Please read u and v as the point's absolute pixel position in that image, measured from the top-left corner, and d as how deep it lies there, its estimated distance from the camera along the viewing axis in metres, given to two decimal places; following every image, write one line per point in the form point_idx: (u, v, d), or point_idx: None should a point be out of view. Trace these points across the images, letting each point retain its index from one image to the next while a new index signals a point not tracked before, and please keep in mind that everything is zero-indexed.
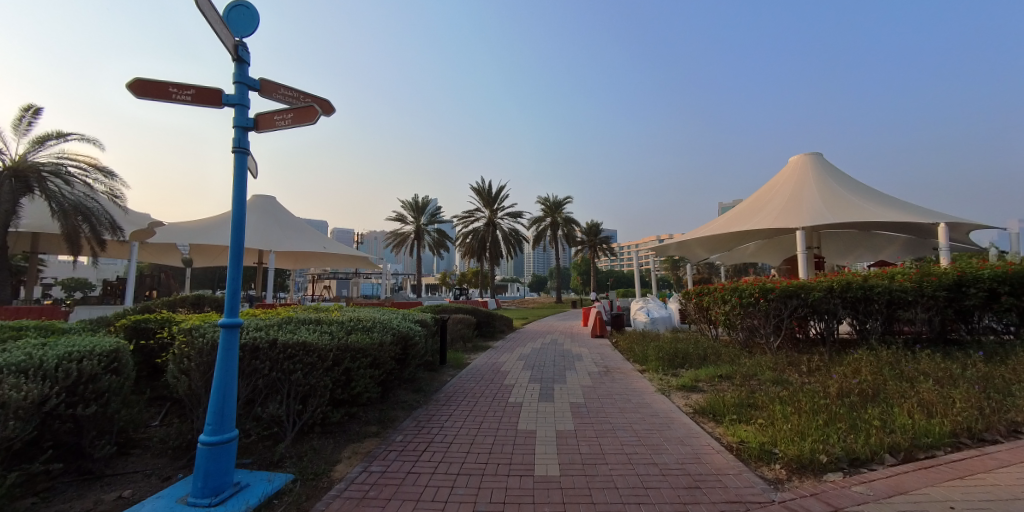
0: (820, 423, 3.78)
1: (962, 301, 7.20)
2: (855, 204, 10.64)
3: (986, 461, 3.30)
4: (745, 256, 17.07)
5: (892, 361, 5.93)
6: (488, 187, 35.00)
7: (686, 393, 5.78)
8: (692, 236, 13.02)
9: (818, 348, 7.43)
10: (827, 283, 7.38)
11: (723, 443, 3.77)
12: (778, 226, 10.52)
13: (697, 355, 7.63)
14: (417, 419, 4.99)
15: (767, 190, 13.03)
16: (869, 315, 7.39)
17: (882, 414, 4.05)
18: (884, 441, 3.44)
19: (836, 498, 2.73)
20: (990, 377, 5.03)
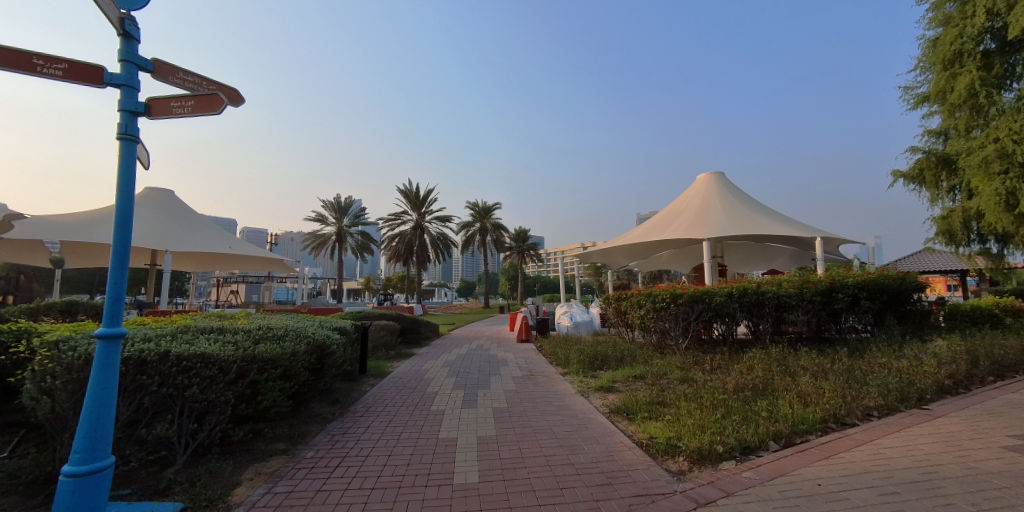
0: (718, 416, 4.14)
1: (833, 305, 8.34)
2: (751, 218, 11.90)
3: (847, 442, 3.84)
4: (659, 263, 18.37)
5: (779, 358, 6.69)
6: (416, 190, 34.26)
7: (604, 394, 6.04)
8: (613, 244, 13.72)
9: (720, 347, 8.16)
10: (728, 289, 8.16)
11: (635, 440, 3.99)
12: (688, 236, 11.45)
13: (615, 357, 8.05)
14: (331, 433, 4.68)
15: (678, 204, 14.16)
16: (761, 317, 8.27)
17: (769, 405, 4.54)
18: (770, 429, 3.85)
19: (729, 484, 2.99)
20: (852, 369, 5.88)
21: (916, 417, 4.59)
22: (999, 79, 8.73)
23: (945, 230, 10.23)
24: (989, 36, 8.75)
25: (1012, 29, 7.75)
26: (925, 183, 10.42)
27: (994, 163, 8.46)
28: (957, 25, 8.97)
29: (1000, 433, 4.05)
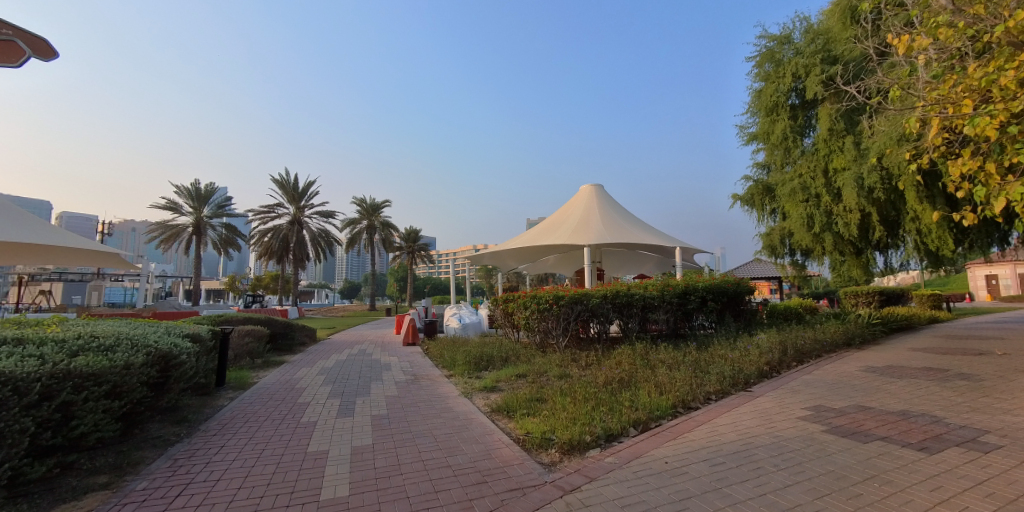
0: (588, 408, 4.51)
1: (687, 306, 9.65)
2: (625, 228, 13.22)
3: (690, 423, 4.47)
4: (546, 267, 19.41)
5: (643, 353, 7.51)
6: (295, 181, 31.30)
7: (487, 394, 6.15)
8: (504, 247, 14.09)
9: (595, 345, 8.88)
10: (603, 291, 8.94)
11: (513, 437, 4.14)
12: (571, 243, 12.29)
13: (500, 357, 8.29)
14: (173, 458, 3.98)
15: (564, 211, 15.11)
16: (630, 316, 9.22)
17: (631, 395, 5.07)
18: (630, 417, 4.30)
19: (593, 470, 3.26)
20: (698, 360, 6.88)
21: (741, 398, 5.53)
22: (802, 128, 10.99)
23: (766, 244, 12.58)
24: (794, 94, 10.87)
25: (810, 90, 9.84)
26: (754, 205, 12.68)
27: (799, 193, 10.65)
28: (773, 83, 10.93)
29: (796, 407, 5.10)
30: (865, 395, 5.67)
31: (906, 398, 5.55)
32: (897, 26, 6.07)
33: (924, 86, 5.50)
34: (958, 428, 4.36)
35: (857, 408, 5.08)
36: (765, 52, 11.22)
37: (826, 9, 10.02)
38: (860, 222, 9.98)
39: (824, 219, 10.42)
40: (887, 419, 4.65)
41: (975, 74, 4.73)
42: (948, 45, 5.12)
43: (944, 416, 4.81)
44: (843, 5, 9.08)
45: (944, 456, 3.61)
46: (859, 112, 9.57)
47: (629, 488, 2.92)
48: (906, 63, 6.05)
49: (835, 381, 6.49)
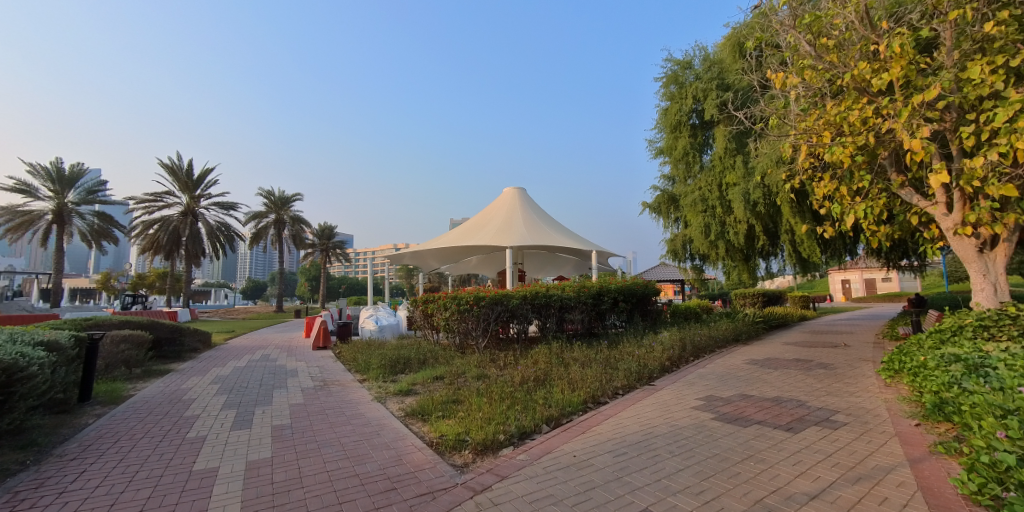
0: (503, 407, 4.59)
1: (600, 306, 10.24)
2: (546, 231, 13.65)
3: (598, 417, 4.75)
4: (468, 267, 19.40)
5: (559, 352, 7.81)
6: (188, 167, 27.93)
7: (402, 398, 5.99)
8: (426, 247, 13.82)
9: (513, 345, 9.06)
10: (523, 292, 9.15)
11: (426, 440, 4.09)
12: (493, 244, 12.41)
13: (418, 360, 8.13)
14: (13, 490, 3.34)
15: (487, 212, 15.22)
16: (547, 317, 9.54)
17: (545, 393, 5.25)
18: (544, 414, 4.47)
19: (504, 468, 3.32)
20: (609, 357, 7.32)
21: (644, 392, 6.00)
22: (701, 146, 12.19)
23: (670, 249, 13.75)
24: (695, 114, 12.00)
25: (708, 111, 10.96)
26: (661, 213, 13.79)
27: (699, 204, 11.80)
28: (678, 103, 11.96)
29: (691, 398, 5.64)
30: (747, 384, 6.45)
31: (778, 385, 6.41)
32: (774, 63, 7.00)
33: (795, 118, 6.41)
34: (816, 410, 5.13)
35: (741, 396, 5.76)
36: (670, 74, 12.25)
37: (720, 41, 11.24)
38: (747, 232, 11.31)
39: (718, 228, 11.65)
40: (763, 405, 5.33)
41: (832, 111, 5.63)
42: (812, 85, 6.02)
43: (807, 400, 5.63)
44: (734, 40, 10.26)
45: (805, 434, 4.23)
46: (746, 135, 10.85)
47: (538, 483, 3.03)
48: (781, 96, 7.00)
49: (724, 373, 7.29)
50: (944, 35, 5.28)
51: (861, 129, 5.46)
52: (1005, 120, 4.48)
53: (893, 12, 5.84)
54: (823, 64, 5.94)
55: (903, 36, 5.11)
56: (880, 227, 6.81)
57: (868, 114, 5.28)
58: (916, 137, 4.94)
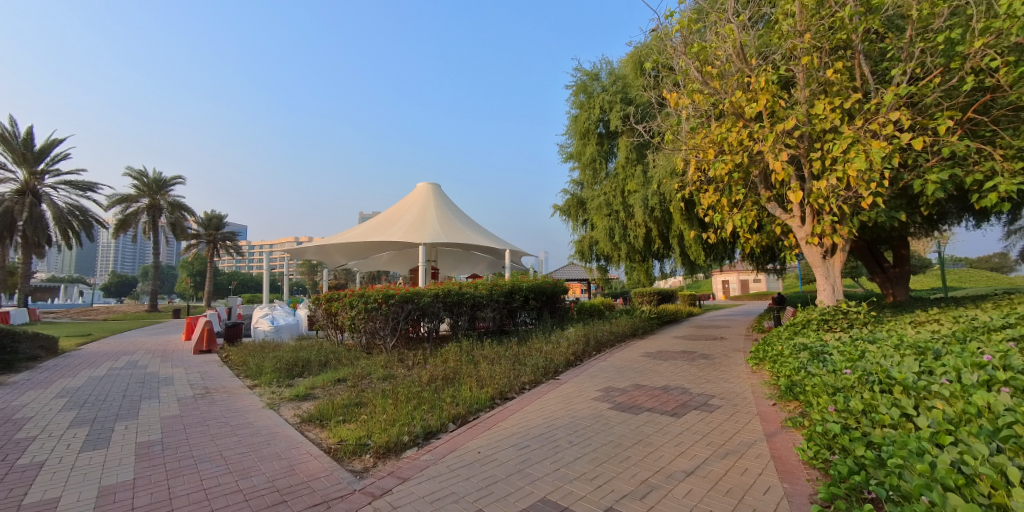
0: (409, 407, 4.50)
1: (512, 303, 10.52)
2: (461, 228, 13.60)
3: (504, 413, 4.88)
4: (379, 264, 18.64)
5: (469, 349, 7.85)
6: (28, 137, 23.11)
7: (299, 403, 5.59)
8: (332, 241, 12.98)
9: (423, 344, 8.91)
10: (434, 290, 9.02)
11: (323, 447, 3.86)
12: (405, 240, 12.06)
13: (319, 362, 7.62)
14: None
15: (400, 207, 14.74)
16: (459, 315, 9.53)
17: (454, 391, 5.26)
18: (451, 412, 4.48)
19: (406, 470, 3.27)
20: (517, 354, 7.53)
21: (549, 385, 6.29)
22: (606, 154, 13.06)
23: (578, 250, 14.52)
24: (601, 124, 12.81)
25: (613, 122, 11.77)
26: (570, 216, 14.51)
27: (604, 208, 12.63)
28: (587, 111, 12.65)
29: (591, 390, 6.04)
30: (640, 375, 7.07)
31: (666, 375, 7.13)
32: (668, 84, 7.74)
33: (685, 135, 7.16)
34: (695, 396, 5.79)
35: (635, 386, 6.30)
36: (579, 84, 12.91)
37: (624, 58, 12.14)
38: (645, 236, 12.36)
39: (620, 231, 12.58)
40: (654, 393, 5.88)
41: (715, 131, 6.38)
42: (699, 107, 6.78)
43: (689, 387, 6.33)
44: (636, 58, 11.13)
45: (686, 418, 4.75)
46: (645, 147, 11.85)
47: (441, 482, 3.03)
48: (674, 115, 7.76)
49: (621, 366, 7.91)
50: (798, 76, 6.26)
51: (738, 149, 6.26)
52: (841, 151, 5.44)
53: (762, 51, 6.79)
54: (708, 89, 6.70)
55: (768, 73, 5.97)
56: (751, 235, 7.87)
57: (743, 137, 6.08)
58: (778, 159, 5.79)
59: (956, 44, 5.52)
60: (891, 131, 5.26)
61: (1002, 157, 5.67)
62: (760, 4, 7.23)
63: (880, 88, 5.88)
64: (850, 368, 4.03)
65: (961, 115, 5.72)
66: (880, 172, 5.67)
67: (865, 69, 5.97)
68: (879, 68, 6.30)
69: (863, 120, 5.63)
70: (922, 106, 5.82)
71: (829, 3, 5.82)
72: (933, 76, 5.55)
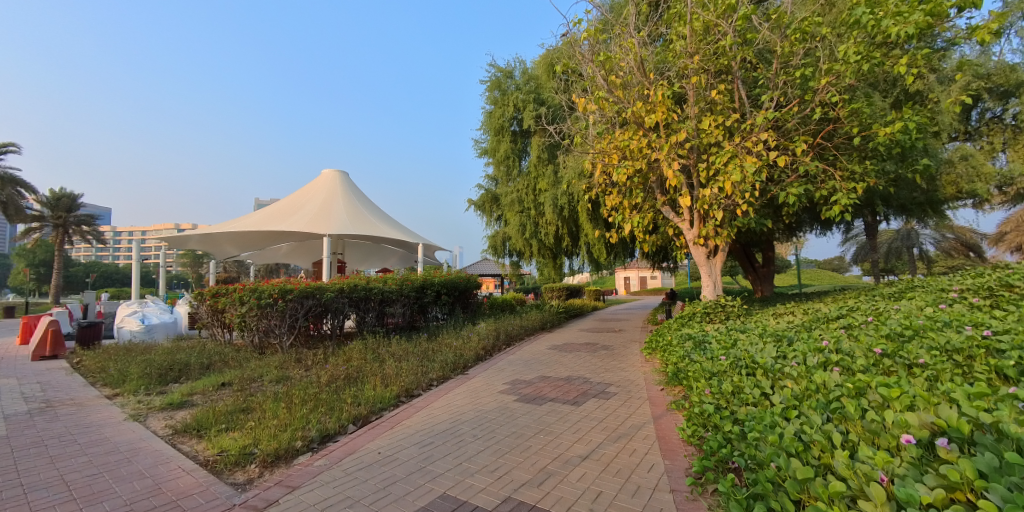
0: (304, 410, 4.19)
1: (423, 299, 10.35)
2: (370, 220, 12.95)
3: (409, 410, 4.77)
4: (277, 255, 17.07)
5: (375, 347, 7.53)
6: None
7: (172, 413, 4.91)
8: (219, 229, 11.59)
9: (325, 342, 8.35)
10: (339, 285, 8.47)
11: (199, 460, 3.44)
12: (307, 231, 11.18)
13: (199, 365, 6.77)
14: None
15: (302, 195, 13.62)
16: (366, 311, 9.10)
17: (355, 391, 5.01)
18: (351, 413, 4.27)
19: (296, 478, 3.04)
20: (426, 350, 7.39)
21: (458, 381, 6.28)
22: (520, 152, 13.34)
23: (491, 245, 14.67)
24: (515, 122, 13.05)
25: (526, 121, 12.05)
26: (484, 211, 14.60)
27: (517, 204, 12.95)
28: (501, 108, 12.80)
29: (498, 383, 6.14)
30: (546, 367, 7.36)
31: (570, 366, 7.51)
32: (577, 89, 8.12)
33: (593, 139, 7.57)
34: (595, 384, 6.19)
35: (540, 378, 6.54)
36: (494, 80, 13.01)
37: (537, 59, 12.48)
38: (555, 233, 12.86)
39: (532, 228, 12.95)
40: (557, 384, 6.16)
41: (619, 138, 6.83)
42: (605, 113, 7.21)
43: (590, 376, 6.74)
44: (548, 60, 11.51)
45: (585, 406, 5.05)
46: (556, 148, 12.32)
47: (335, 488, 2.86)
48: (583, 119, 8.16)
49: (529, 358, 8.17)
50: (689, 93, 6.92)
51: (638, 156, 6.78)
52: (722, 164, 6.13)
53: (659, 66, 7.39)
54: (613, 97, 7.14)
55: (664, 88, 6.53)
56: (648, 236, 8.58)
57: (643, 145, 6.59)
58: (672, 168, 6.38)
59: (809, 79, 6.51)
60: (761, 149, 6.05)
61: (840, 178, 6.80)
62: (657, 23, 7.88)
63: (754, 110, 6.73)
64: (723, 355, 4.58)
65: (812, 139, 6.76)
66: (752, 184, 6.50)
67: (742, 93, 6.79)
68: (752, 94, 7.21)
69: (740, 138, 6.40)
70: (784, 130, 6.78)
71: (714, 31, 6.52)
72: (793, 105, 6.47)
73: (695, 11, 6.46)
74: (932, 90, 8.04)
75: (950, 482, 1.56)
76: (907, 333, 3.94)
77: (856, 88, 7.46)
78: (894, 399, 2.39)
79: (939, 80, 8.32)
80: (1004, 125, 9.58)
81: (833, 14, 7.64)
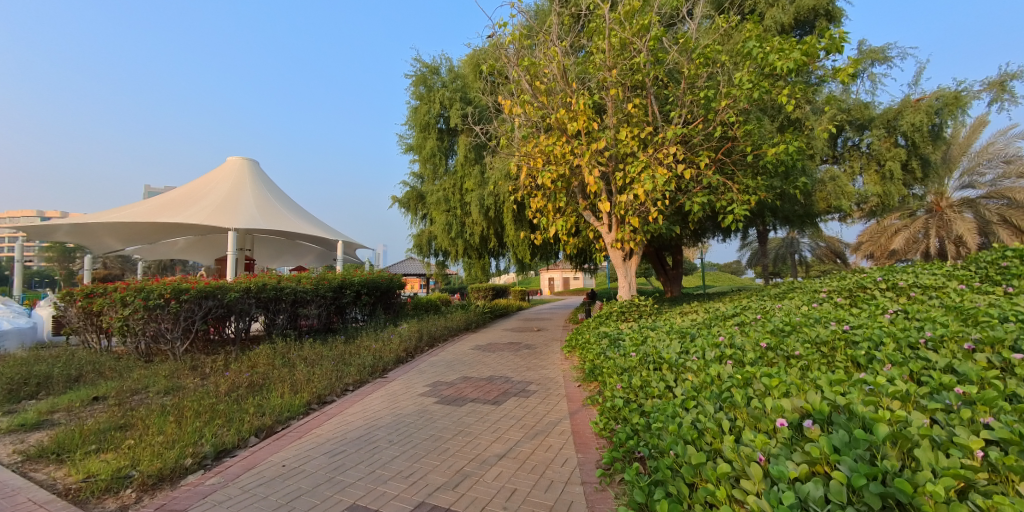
0: (196, 424, 3.76)
1: (341, 299, 9.83)
2: (283, 214, 11.99)
3: (320, 418, 4.50)
4: (171, 250, 15.17)
5: (285, 351, 6.99)
6: None
7: (24, 435, 4.14)
8: (96, 219, 10.04)
9: (227, 347, 7.59)
10: (245, 284, 7.74)
11: (58, 489, 2.94)
12: (208, 224, 10.06)
13: (65, 377, 5.80)
14: None
15: (201, 183, 12.23)
16: (276, 312, 8.42)
17: (260, 399, 4.61)
18: (253, 424, 3.92)
19: (182, 501, 2.73)
20: (342, 353, 7.01)
21: (376, 384, 6.04)
22: (446, 150, 13.19)
23: (416, 244, 14.32)
24: (441, 119, 12.89)
25: (452, 120, 11.94)
26: (409, 209, 14.23)
27: (443, 203, 12.80)
28: (427, 104, 12.57)
29: (418, 385, 6.01)
30: (469, 367, 7.35)
31: (493, 366, 7.58)
32: (504, 91, 8.21)
33: (518, 142, 7.71)
34: (516, 383, 6.30)
35: (462, 379, 6.51)
36: (419, 75, 12.71)
37: (463, 58, 12.42)
38: (481, 233, 12.89)
39: (459, 228, 12.86)
40: (479, 384, 6.16)
41: (544, 143, 7.04)
42: (530, 117, 7.39)
43: (512, 375, 6.85)
44: (474, 61, 11.52)
45: (505, 405, 5.12)
46: (483, 149, 12.36)
47: (230, 507, 2.62)
48: (508, 122, 8.29)
49: (452, 359, 8.09)
50: (609, 104, 7.31)
51: (561, 162, 7.05)
52: (637, 173, 6.55)
53: (581, 76, 7.72)
54: (538, 103, 7.35)
55: (586, 98, 6.85)
56: (570, 239, 8.93)
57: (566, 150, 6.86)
58: (592, 174, 6.71)
59: (711, 100, 7.20)
60: (670, 161, 6.56)
61: (737, 191, 7.59)
62: (578, 36, 8.24)
63: (665, 125, 7.28)
64: (634, 352, 4.90)
65: (714, 155, 7.47)
66: (662, 193, 7.03)
67: (654, 108, 7.32)
68: (663, 109, 7.80)
69: (653, 149, 6.88)
70: (691, 144, 7.42)
71: (630, 48, 6.96)
72: (697, 122, 7.11)
73: (613, 27, 6.85)
74: (807, 119, 9.30)
75: (813, 457, 1.81)
76: (785, 329, 4.50)
77: (750, 112, 8.39)
78: (773, 388, 2.72)
79: (813, 111, 9.63)
80: (860, 152, 11.35)
81: (730, 44, 8.52)
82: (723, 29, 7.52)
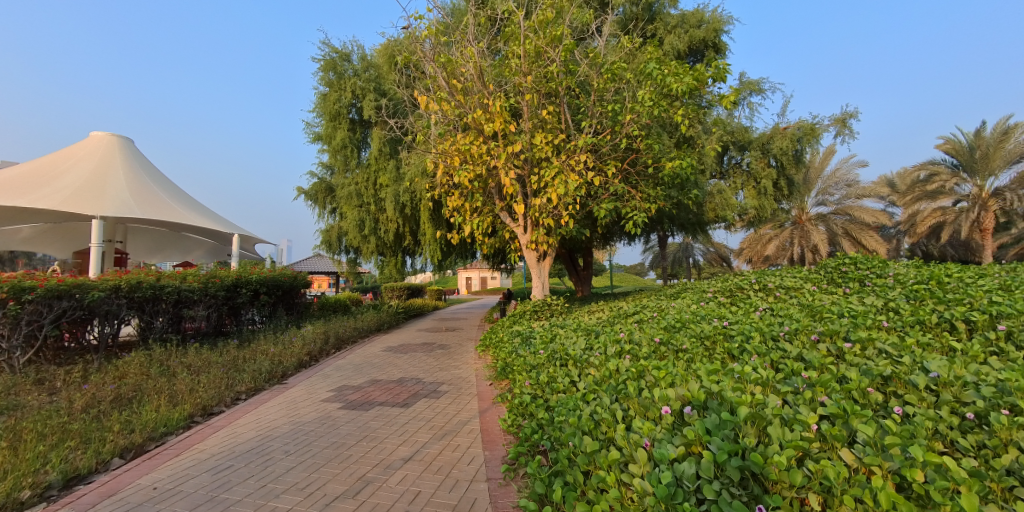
0: (36, 449, 3.16)
1: (235, 299, 8.91)
2: (165, 202, 10.53)
3: (204, 432, 4.04)
4: (11, 240, 12.57)
5: (164, 359, 6.15)
6: None
7: None
8: None
9: (86, 356, 6.46)
10: (113, 282, 6.67)
11: None
12: (64, 210, 8.52)
13: None
14: None
15: (56, 161, 10.30)
16: (154, 314, 7.39)
17: (128, 415, 4.03)
18: (117, 444, 3.41)
19: None
20: (234, 359, 6.37)
21: (273, 392, 5.57)
22: (359, 142, 12.57)
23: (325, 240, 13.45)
24: (353, 109, 12.24)
25: (365, 111, 11.41)
26: (317, 202, 13.35)
27: (354, 198, 12.20)
28: (337, 92, 11.84)
29: (322, 391, 5.66)
30: (378, 370, 7.08)
31: (404, 367, 7.39)
32: (420, 87, 8.04)
33: (435, 139, 7.63)
34: (427, 384, 6.21)
35: (370, 382, 6.25)
36: (328, 60, 11.93)
37: (377, 47, 11.94)
38: (396, 231, 12.50)
39: (372, 224, 12.33)
40: (388, 387, 5.97)
41: (461, 142, 7.03)
42: (447, 114, 7.35)
43: (424, 377, 6.74)
44: (388, 52, 11.14)
45: (414, 407, 5.03)
46: (398, 143, 11.99)
47: None
48: (425, 118, 8.15)
49: (360, 362, 7.73)
50: (525, 109, 7.52)
51: (478, 162, 7.10)
52: (550, 177, 6.82)
53: (497, 79, 7.82)
54: (455, 101, 7.35)
55: (502, 101, 6.99)
56: (486, 239, 9.02)
57: (483, 150, 6.94)
58: (508, 176, 6.86)
59: (618, 114, 7.72)
60: (581, 168, 6.93)
61: (639, 199, 8.22)
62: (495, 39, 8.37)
63: (576, 133, 7.67)
64: (542, 350, 5.09)
65: (620, 164, 8.03)
66: (573, 198, 7.39)
67: (567, 116, 7.67)
68: (575, 118, 8.18)
69: (566, 155, 7.20)
70: (600, 153, 7.90)
71: (544, 57, 7.22)
72: (606, 134, 7.58)
73: (528, 35, 7.06)
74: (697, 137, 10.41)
75: (689, 439, 2.04)
76: (676, 325, 4.99)
77: (652, 127, 9.15)
78: (661, 379, 3.01)
79: (704, 130, 10.79)
80: (740, 170, 12.91)
81: (633, 63, 9.22)
82: (628, 49, 8.10)
